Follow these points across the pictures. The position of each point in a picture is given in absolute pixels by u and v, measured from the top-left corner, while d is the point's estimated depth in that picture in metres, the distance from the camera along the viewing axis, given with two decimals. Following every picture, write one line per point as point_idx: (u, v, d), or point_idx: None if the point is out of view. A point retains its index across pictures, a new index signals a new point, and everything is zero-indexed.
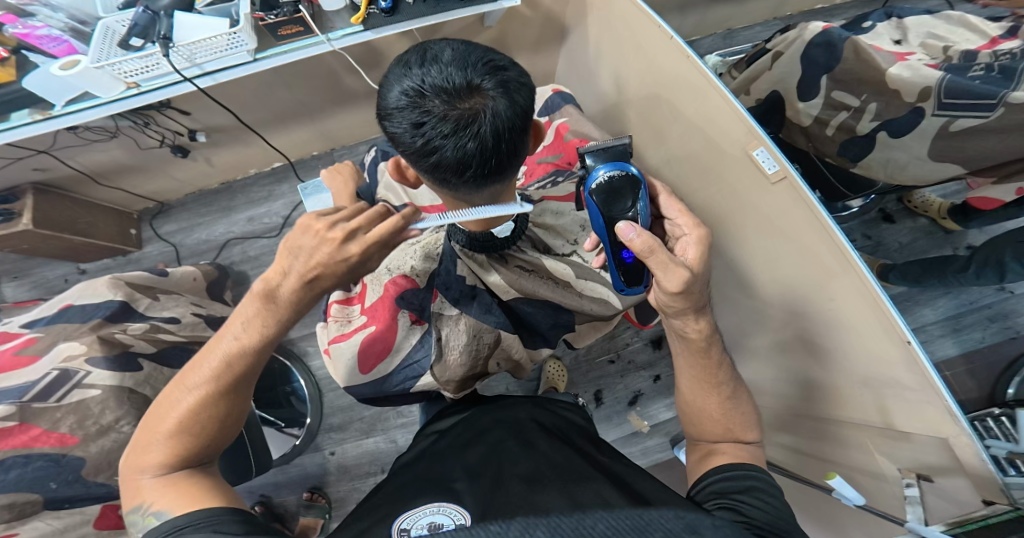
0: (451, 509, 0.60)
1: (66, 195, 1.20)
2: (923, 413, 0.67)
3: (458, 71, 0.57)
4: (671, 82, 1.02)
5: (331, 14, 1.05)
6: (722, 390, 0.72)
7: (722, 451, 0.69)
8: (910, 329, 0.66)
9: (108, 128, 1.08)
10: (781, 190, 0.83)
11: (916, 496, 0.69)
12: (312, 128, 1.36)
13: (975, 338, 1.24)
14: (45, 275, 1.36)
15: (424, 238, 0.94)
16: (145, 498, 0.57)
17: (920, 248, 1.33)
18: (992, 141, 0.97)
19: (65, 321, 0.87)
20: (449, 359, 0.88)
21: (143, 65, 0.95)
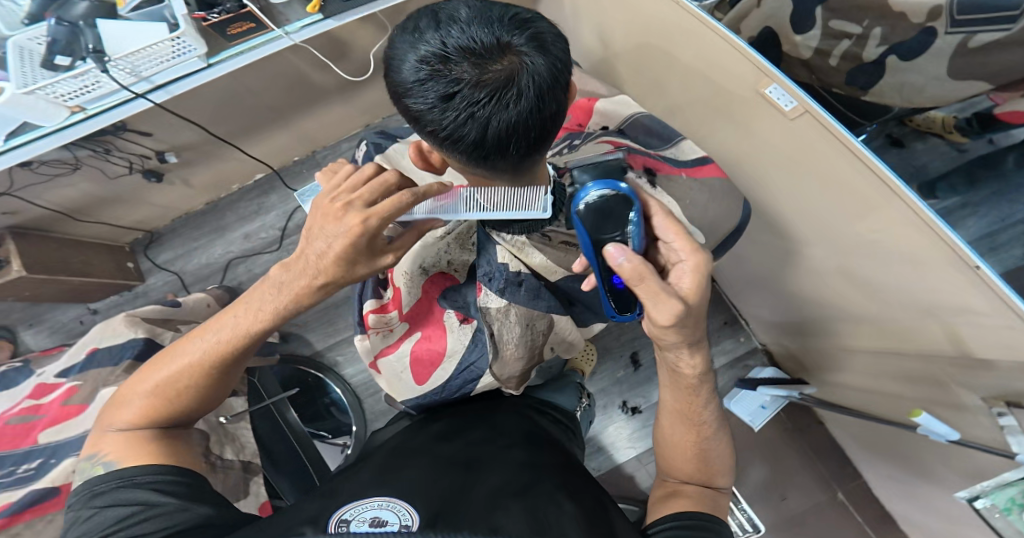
0: (401, 507, 0.52)
1: (48, 236, 1.12)
2: (1000, 337, 0.65)
3: (484, 31, 0.53)
4: (661, 30, 0.98)
5: (280, 7, 0.99)
6: (702, 429, 0.66)
7: (686, 493, 0.65)
8: (976, 253, 0.64)
9: (67, 160, 0.98)
10: (801, 125, 0.80)
11: (1014, 424, 0.66)
12: (289, 133, 1.28)
13: (1015, 256, 1.23)
14: (59, 319, 1.26)
15: (455, 228, 0.81)
16: (101, 448, 0.56)
17: (938, 169, 1.32)
18: (1018, 53, 0.95)
19: (97, 365, 0.85)
20: (505, 356, 0.77)
21: (81, 85, 0.85)
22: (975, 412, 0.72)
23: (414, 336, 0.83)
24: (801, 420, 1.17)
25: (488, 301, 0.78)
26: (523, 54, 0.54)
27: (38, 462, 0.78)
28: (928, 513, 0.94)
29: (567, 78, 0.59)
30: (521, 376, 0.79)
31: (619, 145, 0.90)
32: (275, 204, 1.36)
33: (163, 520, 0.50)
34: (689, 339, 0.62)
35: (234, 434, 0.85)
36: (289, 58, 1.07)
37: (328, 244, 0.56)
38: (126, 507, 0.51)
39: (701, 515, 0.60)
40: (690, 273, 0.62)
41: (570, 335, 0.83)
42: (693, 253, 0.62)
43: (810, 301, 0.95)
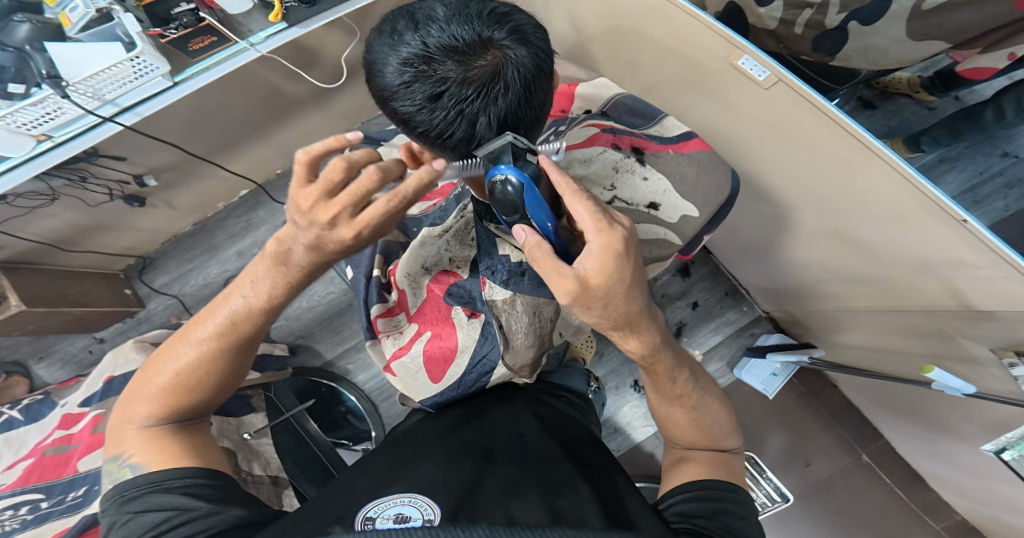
0: (423, 502, 0.51)
1: (39, 269, 1.09)
2: (998, 287, 0.69)
3: (464, 27, 0.53)
4: (631, 10, 0.98)
5: (240, 18, 0.98)
6: (687, 402, 0.63)
7: (694, 460, 0.63)
8: (963, 207, 0.67)
9: (42, 191, 0.95)
10: (775, 93, 0.82)
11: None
12: (267, 146, 1.26)
13: (998, 208, 1.28)
14: (68, 350, 1.23)
15: (453, 226, 0.86)
16: (125, 449, 0.55)
17: (912, 126, 1.37)
18: (969, 13, 0.98)
19: (117, 391, 0.92)
20: (516, 344, 0.78)
21: (43, 112, 0.82)
22: (988, 364, 0.76)
23: (424, 336, 0.82)
24: (814, 384, 1.21)
25: (493, 293, 0.79)
26: (506, 47, 0.53)
27: (84, 489, 0.82)
28: (946, 458, 0.99)
29: (549, 67, 0.59)
30: (533, 363, 0.79)
31: (603, 128, 0.93)
32: (263, 219, 1.34)
33: (202, 522, 0.50)
34: (631, 325, 0.55)
35: (258, 450, 0.93)
36: (256, 70, 1.02)
37: (319, 242, 0.55)
38: (160, 512, 0.51)
39: (718, 484, 0.58)
40: (594, 255, 0.52)
41: (577, 320, 0.85)
42: (600, 234, 0.53)
43: (807, 267, 0.98)
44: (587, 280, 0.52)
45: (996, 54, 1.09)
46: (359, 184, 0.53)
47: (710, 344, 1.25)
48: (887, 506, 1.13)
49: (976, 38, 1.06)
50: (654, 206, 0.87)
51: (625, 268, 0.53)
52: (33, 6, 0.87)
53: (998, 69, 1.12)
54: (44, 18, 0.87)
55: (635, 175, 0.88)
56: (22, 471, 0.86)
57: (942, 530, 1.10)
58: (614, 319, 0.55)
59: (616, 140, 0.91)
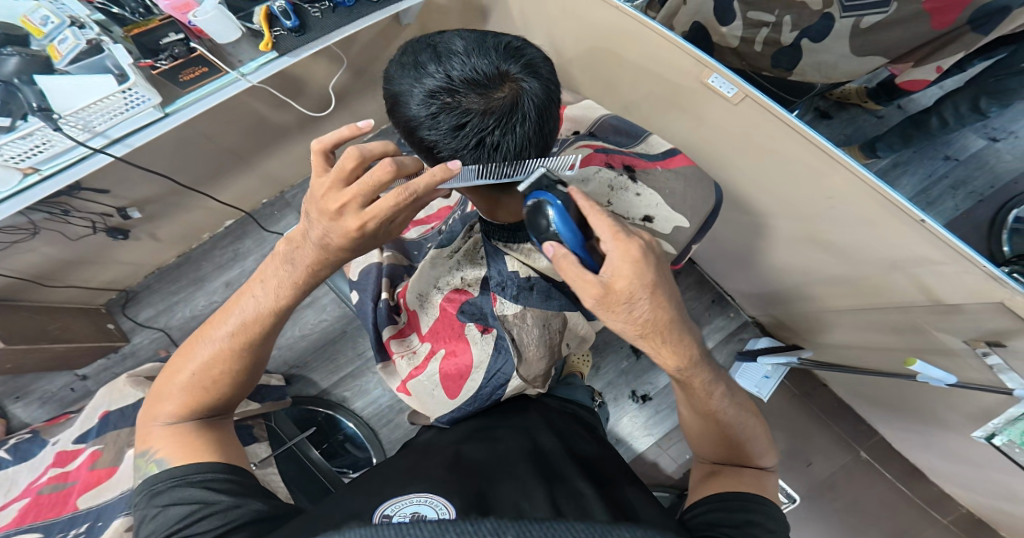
0: (437, 500, 0.52)
1: (18, 305, 1.04)
2: (962, 280, 0.73)
3: (483, 61, 0.55)
4: (608, 33, 1.03)
5: (229, 48, 0.98)
6: (721, 417, 0.63)
7: (724, 474, 0.64)
8: (919, 208, 0.72)
9: (22, 225, 0.92)
10: (744, 108, 0.87)
11: (1002, 364, 0.74)
12: (253, 175, 1.24)
13: (949, 208, 1.37)
14: (47, 389, 1.16)
15: (462, 246, 0.86)
16: (151, 445, 0.57)
17: (866, 134, 1.46)
18: (899, 31, 1.08)
19: (116, 426, 0.87)
20: (529, 356, 0.78)
21: (31, 145, 0.81)
22: (964, 355, 0.80)
23: (439, 354, 0.82)
24: (806, 385, 1.24)
25: (504, 309, 0.79)
26: (521, 80, 0.56)
27: (86, 526, 0.78)
28: (933, 445, 1.03)
29: (557, 97, 0.61)
30: (545, 373, 0.80)
31: (596, 148, 0.94)
32: (250, 249, 1.31)
33: (222, 517, 0.50)
34: (653, 332, 0.56)
35: (263, 479, 0.89)
36: (243, 99, 1.04)
37: (329, 236, 0.57)
38: (187, 505, 0.51)
39: (741, 496, 0.59)
40: (615, 261, 0.55)
41: (583, 331, 0.84)
42: (619, 240, 0.55)
43: (789, 270, 1.02)
44: (610, 286, 0.54)
45: (926, 67, 1.16)
46: (370, 178, 0.54)
47: None
48: (879, 497, 1.16)
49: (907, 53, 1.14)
50: (648, 219, 0.89)
51: (645, 273, 0.54)
52: (21, 38, 0.86)
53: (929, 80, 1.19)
54: (32, 50, 0.85)
55: (628, 192, 0.90)
56: (18, 511, 0.81)
57: (949, 524, 1.12)
58: (639, 327, 0.56)
59: (609, 159, 0.93)
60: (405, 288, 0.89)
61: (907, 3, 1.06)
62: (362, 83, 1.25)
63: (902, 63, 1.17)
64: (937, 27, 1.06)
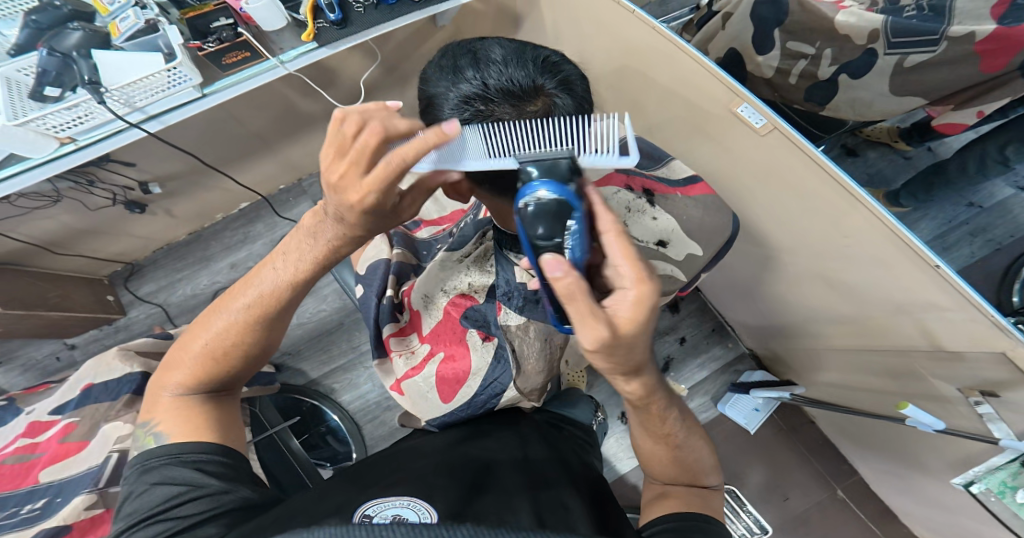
0: (421, 505, 0.51)
1: (22, 270, 1.06)
2: (965, 328, 0.69)
3: (520, 73, 0.56)
4: (639, 52, 1.02)
5: (273, 35, 1.00)
6: (671, 439, 0.61)
7: (674, 494, 0.61)
8: (936, 253, 0.69)
9: (46, 192, 0.94)
10: (771, 140, 0.84)
11: (993, 413, 0.71)
12: (274, 160, 1.25)
13: (964, 255, 1.31)
14: (32, 355, 1.19)
15: (471, 250, 0.85)
16: (156, 415, 0.57)
17: (891, 176, 1.41)
18: (944, 71, 1.04)
19: (93, 401, 0.88)
20: (527, 369, 0.77)
21: (74, 116, 0.84)
22: (955, 403, 0.76)
23: (437, 357, 0.81)
24: (793, 419, 1.19)
25: (508, 319, 0.78)
26: (554, 95, 0.57)
27: (44, 501, 0.80)
28: (920, 501, 0.97)
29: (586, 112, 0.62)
30: (542, 387, 0.79)
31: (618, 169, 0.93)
32: (261, 232, 1.32)
33: (209, 501, 0.50)
34: (629, 369, 0.51)
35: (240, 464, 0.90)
36: (276, 84, 1.06)
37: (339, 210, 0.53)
38: (174, 486, 0.51)
39: (694, 516, 0.56)
40: (628, 303, 0.48)
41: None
42: (640, 283, 0.48)
43: (792, 306, 0.98)
44: (618, 330, 0.47)
45: (968, 110, 1.13)
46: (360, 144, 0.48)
47: (696, 380, 1.25)
48: None
49: (947, 96, 1.11)
50: (663, 244, 0.89)
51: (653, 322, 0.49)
52: (88, 15, 0.92)
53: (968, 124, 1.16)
54: (95, 26, 0.90)
55: (645, 215, 0.89)
56: None
57: None
58: (625, 367, 0.51)
59: (629, 181, 0.91)
60: (411, 287, 0.89)
61: (957, 44, 1.01)
62: (391, 80, 1.26)
63: (942, 104, 1.14)
64: (986, 70, 1.02)
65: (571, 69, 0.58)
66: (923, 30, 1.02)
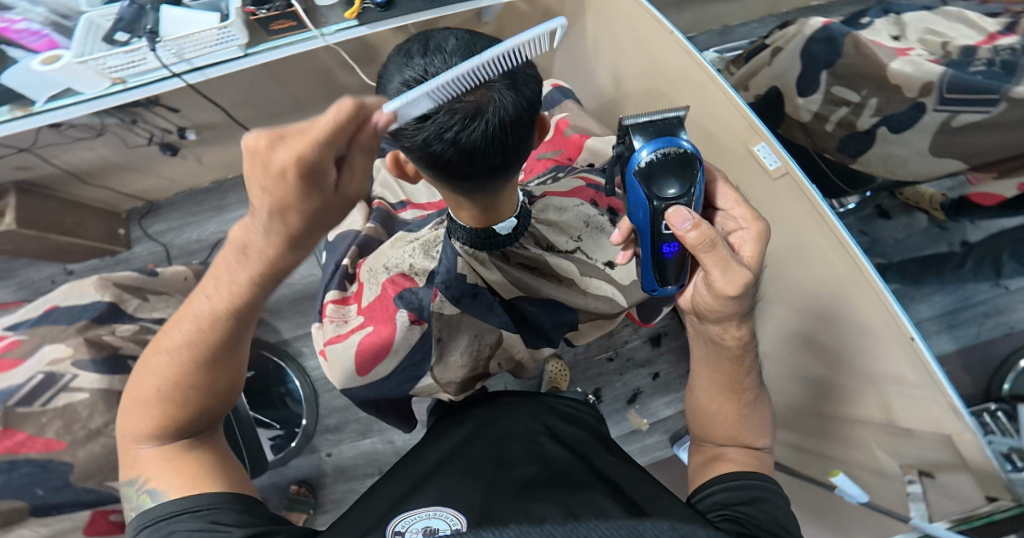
0: (447, 513, 0.58)
1: (52, 196, 1.17)
2: (923, 408, 0.70)
3: (463, 64, 0.58)
4: (668, 76, 1.02)
5: (323, 10, 1.05)
6: (744, 396, 0.70)
7: (729, 458, 0.67)
8: (914, 325, 0.69)
9: (94, 125, 1.05)
10: (782, 184, 0.84)
11: (919, 493, 0.72)
12: (305, 124, 1.32)
13: (970, 334, 1.26)
14: (30, 276, 1.32)
15: (424, 236, 0.92)
16: (140, 474, 0.56)
17: (914, 246, 1.35)
18: (992, 135, 0.99)
19: (50, 323, 0.91)
20: (449, 360, 0.88)
21: (128, 61, 0.94)
22: (890, 478, 0.76)
23: (366, 329, 0.88)
24: None
25: (442, 307, 0.85)
26: (494, 90, 0.58)
27: None
28: None
29: (531, 117, 0.63)
30: (460, 382, 0.90)
31: (589, 183, 0.97)
32: None
33: None
34: (740, 312, 0.65)
35: None
36: (319, 53, 1.10)
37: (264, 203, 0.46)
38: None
39: (749, 478, 0.63)
40: (752, 241, 0.65)
41: (514, 353, 0.92)
42: (754, 220, 0.66)
43: (768, 357, 0.99)
44: (750, 263, 0.64)
45: (1009, 181, 1.09)
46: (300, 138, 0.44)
47: (660, 417, 1.22)
48: None
49: (993, 162, 1.08)
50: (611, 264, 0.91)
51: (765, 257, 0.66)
52: None
53: (1005, 198, 1.11)
54: None
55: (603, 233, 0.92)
56: None
57: None
58: (743, 309, 0.65)
59: (597, 197, 0.95)
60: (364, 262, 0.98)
61: (1015, 108, 0.95)
62: None
63: (984, 171, 1.11)
64: None
65: (520, 63, 0.59)
66: (983, 88, 0.95)
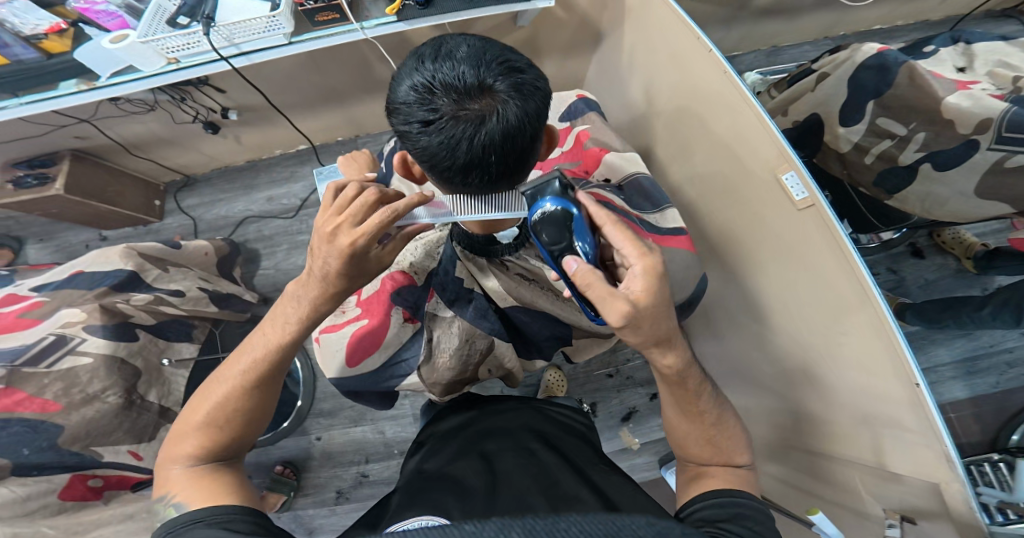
0: (438, 518, 0.60)
1: (100, 163, 1.28)
2: (917, 454, 0.70)
3: (470, 72, 0.60)
4: (703, 96, 1.00)
5: (367, 4, 1.08)
6: (705, 417, 0.68)
7: (710, 475, 0.68)
8: (922, 372, 0.69)
9: (146, 101, 1.16)
10: (806, 217, 0.82)
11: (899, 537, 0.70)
12: (341, 113, 1.38)
13: (987, 383, 1.22)
14: (68, 239, 1.43)
15: (428, 236, 0.96)
16: (170, 489, 0.61)
17: (943, 288, 1.32)
18: None
19: (71, 287, 0.94)
20: (437, 361, 0.91)
21: (186, 42, 1.00)
22: (869, 519, 0.76)
23: (359, 323, 0.90)
24: None
25: (437, 308, 0.91)
26: (499, 99, 0.60)
27: None
28: None
29: (537, 128, 0.65)
30: (446, 383, 0.92)
31: (600, 200, 0.97)
32: (305, 176, 1.47)
33: None
34: (654, 339, 0.62)
35: (168, 377, 1.00)
36: (358, 43, 1.15)
37: (327, 262, 0.62)
38: None
39: (730, 494, 0.64)
40: (639, 279, 0.62)
41: (504, 361, 0.95)
42: (641, 256, 0.62)
43: (766, 387, 0.99)
44: (637, 301, 0.61)
45: None
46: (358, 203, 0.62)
47: (651, 438, 1.22)
48: None
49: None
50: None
51: (663, 291, 0.62)
52: None
53: None
54: None
55: None
56: None
57: None
58: (655, 337, 0.62)
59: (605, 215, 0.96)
60: None
61: None
62: None
63: None
64: None
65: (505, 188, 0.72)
66: None
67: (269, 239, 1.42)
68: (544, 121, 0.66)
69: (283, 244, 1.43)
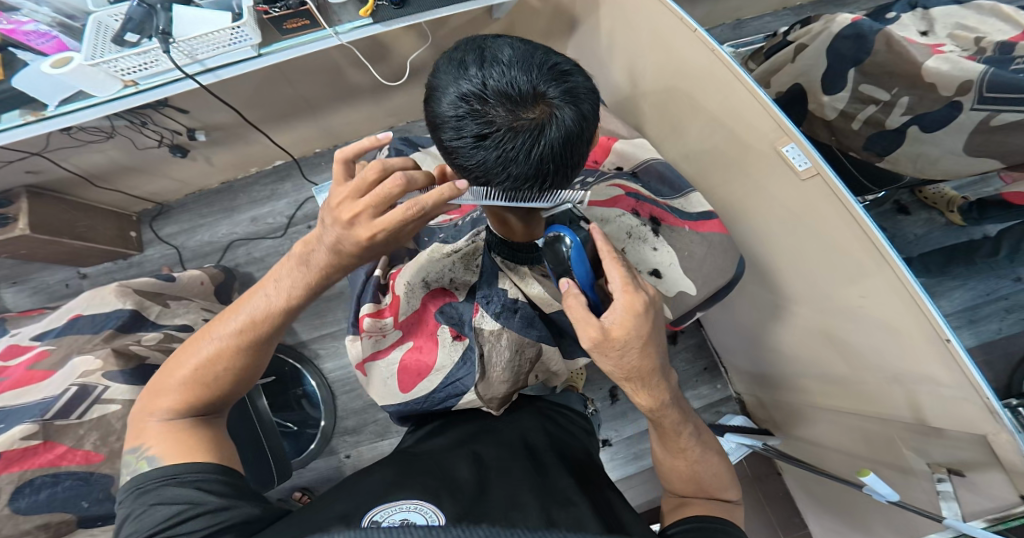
0: (428, 509, 0.55)
1: (60, 198, 1.18)
2: (954, 408, 0.69)
3: (522, 78, 0.55)
4: (698, 78, 0.97)
5: (335, 8, 1.02)
6: (689, 454, 0.65)
7: (694, 504, 0.64)
8: (950, 326, 0.67)
9: (103, 128, 1.06)
10: (813, 187, 0.80)
11: (950, 491, 0.70)
12: (315, 124, 1.31)
13: (990, 329, 1.25)
14: (44, 280, 1.32)
15: (463, 248, 0.91)
16: (144, 441, 0.57)
17: (934, 242, 1.34)
18: None
19: (75, 332, 0.85)
20: (492, 376, 0.82)
21: (143, 61, 0.92)
22: (919, 477, 0.74)
23: (406, 345, 0.91)
24: (761, 469, 1.19)
25: (483, 322, 0.85)
26: (555, 105, 0.56)
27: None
28: None
29: (591, 131, 0.61)
30: (507, 397, 0.82)
31: (628, 192, 0.99)
32: (287, 192, 1.40)
33: (209, 518, 0.51)
34: (635, 375, 0.58)
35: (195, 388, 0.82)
36: (330, 51, 1.09)
37: (342, 243, 0.59)
38: (174, 506, 0.52)
39: (713, 522, 0.60)
40: (618, 311, 0.56)
41: (555, 366, 0.87)
42: (624, 289, 0.57)
43: (786, 357, 0.97)
44: (609, 333, 0.56)
45: None
46: (379, 190, 0.56)
47: None
48: None
49: None
50: (656, 275, 0.94)
51: (643, 328, 0.56)
52: None
53: None
54: None
55: (646, 244, 0.95)
56: None
57: None
58: (627, 372, 0.58)
59: (638, 206, 0.97)
60: (396, 271, 0.96)
61: None
62: None
63: None
64: None
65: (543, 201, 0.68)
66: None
67: (260, 260, 1.34)
68: (596, 123, 0.63)
69: (275, 264, 1.35)
